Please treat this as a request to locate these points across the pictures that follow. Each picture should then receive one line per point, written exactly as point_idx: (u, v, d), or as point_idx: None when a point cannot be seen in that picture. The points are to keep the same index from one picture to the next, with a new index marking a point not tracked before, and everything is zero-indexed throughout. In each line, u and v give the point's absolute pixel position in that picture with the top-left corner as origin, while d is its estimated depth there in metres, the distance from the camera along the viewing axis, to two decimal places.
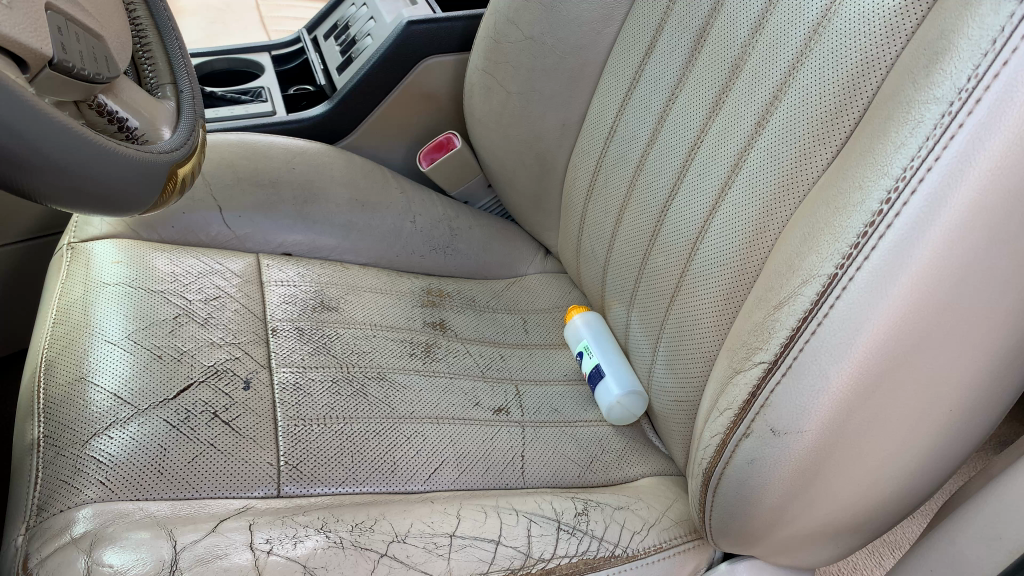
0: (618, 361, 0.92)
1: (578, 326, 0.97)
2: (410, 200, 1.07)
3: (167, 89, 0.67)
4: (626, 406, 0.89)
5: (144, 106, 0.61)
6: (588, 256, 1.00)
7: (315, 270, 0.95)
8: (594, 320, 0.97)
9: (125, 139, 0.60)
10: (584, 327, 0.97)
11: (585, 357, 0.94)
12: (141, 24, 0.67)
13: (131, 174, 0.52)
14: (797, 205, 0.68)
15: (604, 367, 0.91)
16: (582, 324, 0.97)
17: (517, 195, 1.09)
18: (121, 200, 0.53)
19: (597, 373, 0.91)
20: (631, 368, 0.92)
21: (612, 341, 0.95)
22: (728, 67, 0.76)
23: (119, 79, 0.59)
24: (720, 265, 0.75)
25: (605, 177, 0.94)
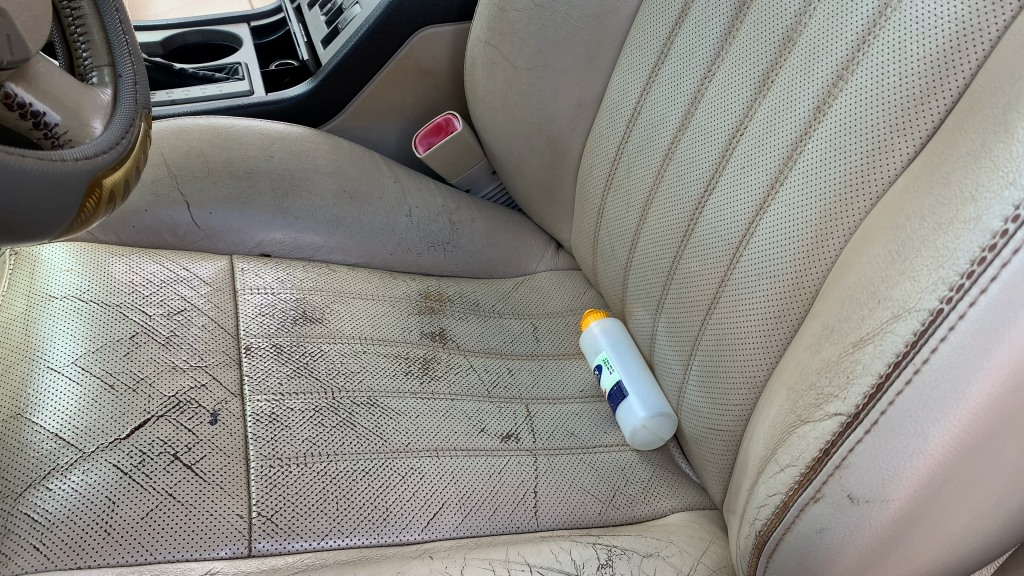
0: (642, 377, 0.81)
1: (593, 336, 0.86)
2: (405, 189, 0.95)
3: (103, 72, 0.55)
4: (652, 430, 0.78)
5: (68, 95, 0.49)
6: (607, 254, 0.88)
7: (297, 274, 0.83)
8: (612, 328, 0.86)
9: (43, 139, 0.48)
10: (600, 338, 0.85)
11: (603, 373, 0.83)
12: None
13: (39, 190, 0.40)
14: (868, 211, 0.56)
15: (624, 386, 0.80)
16: (599, 333, 0.86)
17: (526, 183, 0.98)
18: (32, 225, 0.41)
19: (616, 392, 0.80)
20: (655, 385, 0.81)
21: (632, 354, 0.84)
22: (778, 40, 0.64)
23: (32, 63, 0.47)
24: (771, 276, 0.63)
25: (627, 166, 0.82)
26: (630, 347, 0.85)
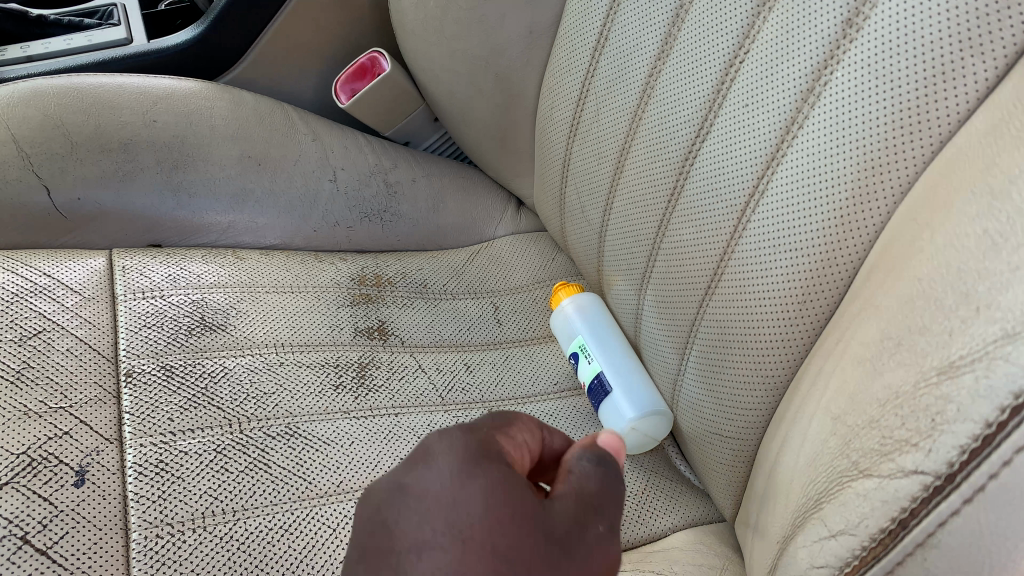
0: (628, 367, 0.67)
1: (566, 316, 0.71)
2: (328, 148, 0.78)
3: None
4: (643, 432, 0.64)
5: None
6: (578, 215, 0.73)
7: (196, 267, 0.67)
8: (587, 307, 0.71)
9: None
10: (575, 318, 0.71)
11: (581, 362, 0.68)
12: None
13: None
14: (926, 162, 0.41)
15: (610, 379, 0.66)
16: (574, 313, 0.71)
17: (475, 131, 0.81)
18: None
19: (599, 387, 0.66)
20: (644, 376, 0.67)
21: (615, 338, 0.69)
22: None
23: None
24: (790, 251, 0.48)
25: (595, 106, 0.66)
26: (611, 330, 0.70)
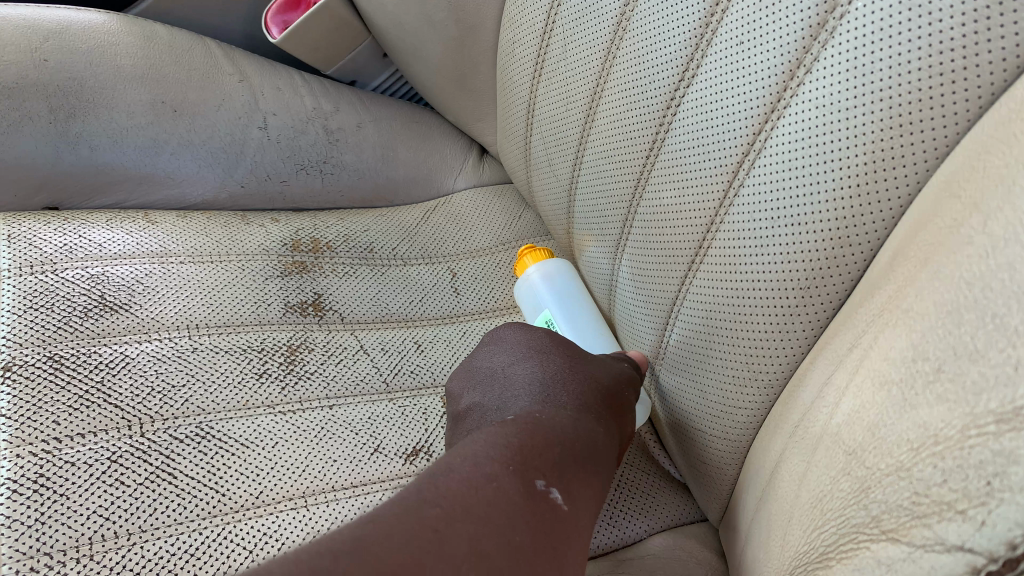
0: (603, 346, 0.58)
1: (531, 284, 0.62)
2: (257, 91, 0.68)
3: None
4: None
5: None
6: (544, 167, 0.64)
7: (100, 228, 0.59)
8: (555, 275, 0.62)
9: None
10: (542, 287, 0.62)
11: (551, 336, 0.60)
12: None
13: None
14: (968, 120, 0.32)
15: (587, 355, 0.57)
16: (541, 282, 0.62)
17: (429, 69, 0.71)
18: None
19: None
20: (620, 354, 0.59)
21: (586, 309, 0.61)
22: None
23: None
24: (794, 225, 0.39)
25: (562, 41, 0.56)
26: (582, 302, 0.62)
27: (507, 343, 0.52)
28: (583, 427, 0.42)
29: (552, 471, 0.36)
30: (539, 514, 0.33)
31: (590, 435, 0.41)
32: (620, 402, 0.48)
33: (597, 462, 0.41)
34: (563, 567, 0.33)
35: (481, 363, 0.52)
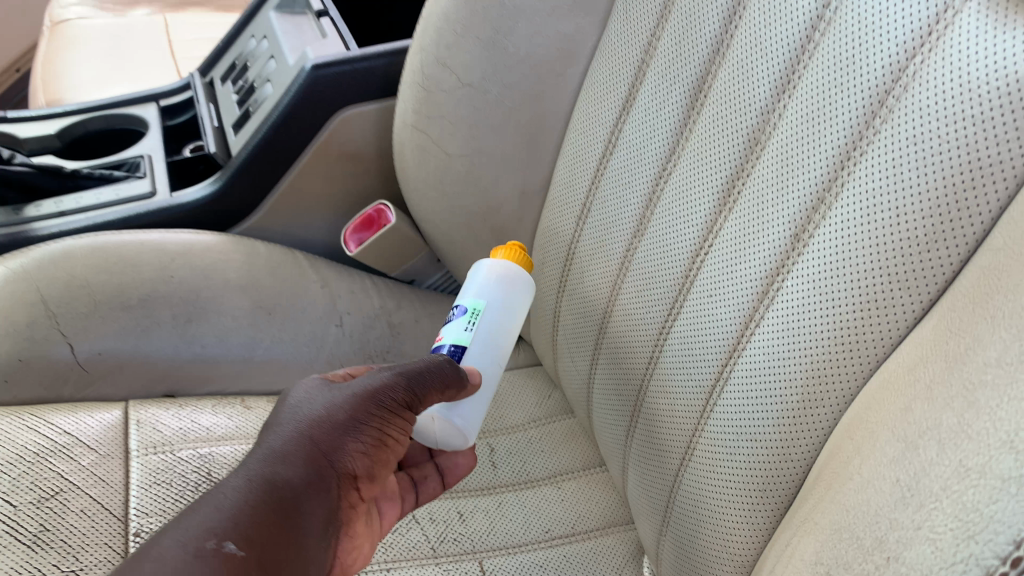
0: (494, 366, 0.64)
1: (498, 271, 0.67)
2: (335, 293, 0.84)
3: None
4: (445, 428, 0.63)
5: None
6: (568, 362, 0.77)
7: (206, 417, 0.72)
8: (503, 274, 0.66)
9: None
10: (514, 308, 0.66)
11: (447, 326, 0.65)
12: None
13: None
14: (867, 370, 0.45)
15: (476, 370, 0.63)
16: (493, 268, 0.67)
17: (474, 275, 0.86)
18: None
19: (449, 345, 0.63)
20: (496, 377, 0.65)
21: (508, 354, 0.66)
22: (742, 140, 0.53)
23: None
24: (751, 441, 0.51)
25: (580, 270, 0.71)
26: (511, 327, 0.66)
27: (294, 417, 0.55)
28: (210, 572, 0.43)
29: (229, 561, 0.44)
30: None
31: (308, 471, 0.52)
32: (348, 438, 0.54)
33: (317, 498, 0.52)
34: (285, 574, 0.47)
35: (287, 415, 0.55)
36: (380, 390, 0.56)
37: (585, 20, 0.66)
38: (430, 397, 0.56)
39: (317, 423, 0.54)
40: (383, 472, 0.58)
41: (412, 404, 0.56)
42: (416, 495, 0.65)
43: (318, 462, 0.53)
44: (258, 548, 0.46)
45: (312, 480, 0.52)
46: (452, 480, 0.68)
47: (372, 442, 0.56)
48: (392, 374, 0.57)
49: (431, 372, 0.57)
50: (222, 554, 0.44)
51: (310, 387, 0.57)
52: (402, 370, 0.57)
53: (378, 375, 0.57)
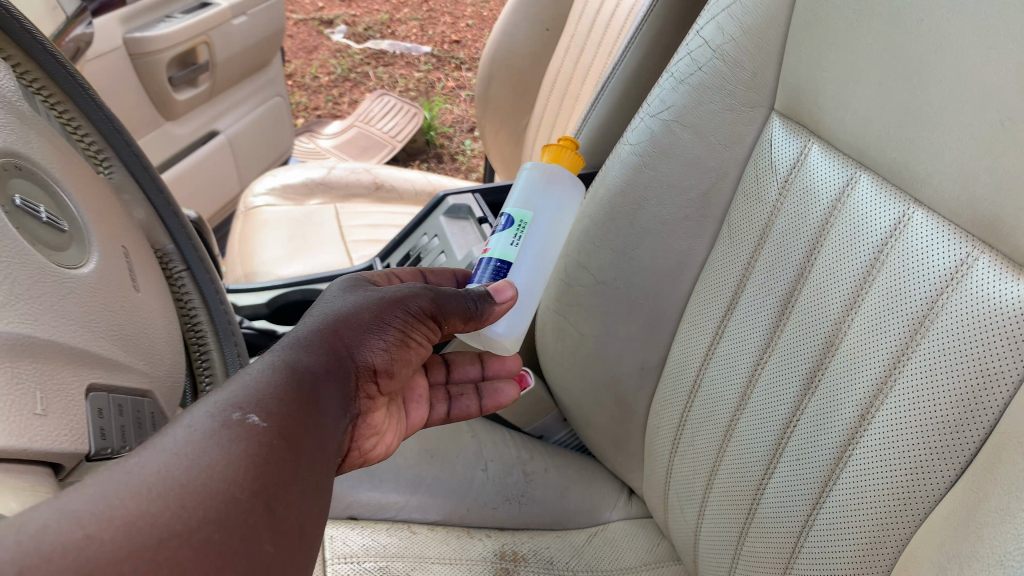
0: (551, 214, 0.87)
1: (543, 173, 0.88)
2: (482, 443, 1.03)
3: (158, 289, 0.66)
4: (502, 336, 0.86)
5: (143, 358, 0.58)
6: (676, 512, 0.92)
7: (382, 536, 0.90)
8: (546, 174, 0.88)
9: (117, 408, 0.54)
10: (557, 197, 0.89)
11: (496, 239, 0.84)
12: (184, 296, 0.82)
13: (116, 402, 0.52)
14: (917, 520, 0.60)
15: (527, 287, 0.86)
16: (538, 171, 0.88)
17: (596, 434, 1.04)
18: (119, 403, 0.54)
19: (503, 263, 0.83)
20: (551, 248, 0.88)
21: (551, 247, 0.89)
22: (820, 340, 0.70)
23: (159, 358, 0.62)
24: (833, 573, 0.67)
25: (691, 434, 0.87)
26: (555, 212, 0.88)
27: (353, 333, 0.68)
28: (235, 437, 0.50)
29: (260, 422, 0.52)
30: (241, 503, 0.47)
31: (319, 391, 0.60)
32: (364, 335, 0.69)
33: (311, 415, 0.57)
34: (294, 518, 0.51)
35: (312, 324, 0.68)
36: (404, 301, 0.73)
37: (697, 241, 0.85)
38: (453, 321, 0.74)
39: (364, 305, 0.71)
40: (403, 370, 0.73)
41: (434, 314, 0.73)
42: (449, 407, 0.88)
43: (341, 352, 0.66)
44: (277, 420, 0.53)
45: (330, 361, 0.64)
46: (491, 403, 0.90)
47: (393, 341, 0.71)
48: (426, 292, 0.74)
49: (455, 301, 0.74)
50: (240, 425, 0.51)
51: (363, 292, 0.75)
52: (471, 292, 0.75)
53: (410, 291, 0.74)
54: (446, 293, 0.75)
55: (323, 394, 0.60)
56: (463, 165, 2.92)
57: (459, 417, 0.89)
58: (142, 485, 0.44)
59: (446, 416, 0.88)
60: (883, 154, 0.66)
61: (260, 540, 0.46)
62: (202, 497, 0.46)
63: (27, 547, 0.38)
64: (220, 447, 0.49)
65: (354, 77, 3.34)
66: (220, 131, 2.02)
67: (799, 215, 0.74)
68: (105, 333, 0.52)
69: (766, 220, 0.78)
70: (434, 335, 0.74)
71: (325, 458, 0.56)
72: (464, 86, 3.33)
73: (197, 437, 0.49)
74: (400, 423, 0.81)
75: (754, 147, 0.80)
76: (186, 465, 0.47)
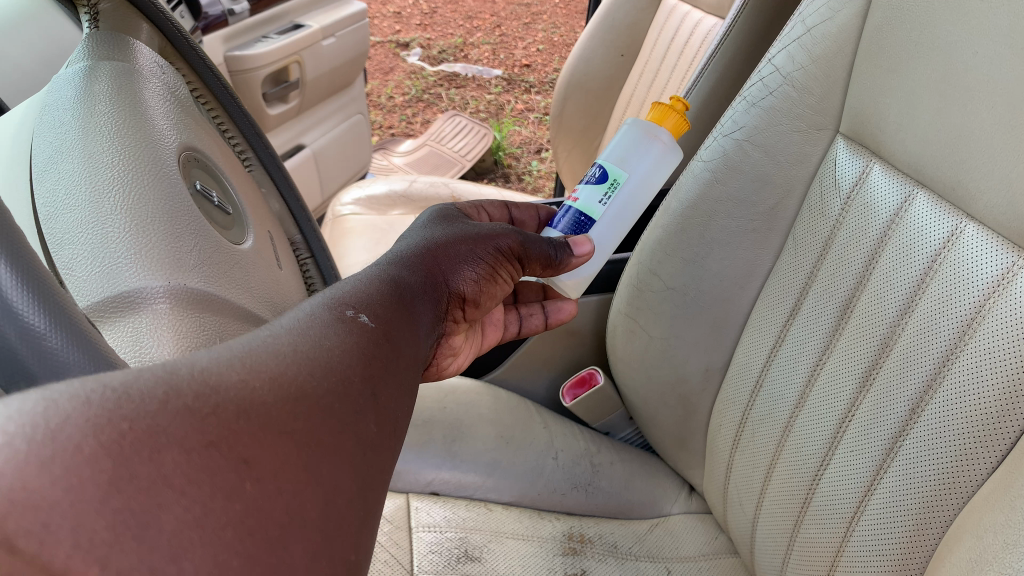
0: (636, 177, 0.91)
1: (643, 130, 0.91)
2: (552, 433, 1.10)
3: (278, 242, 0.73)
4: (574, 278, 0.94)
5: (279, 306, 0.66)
6: (735, 505, 0.99)
7: (461, 511, 0.99)
8: (641, 129, 0.92)
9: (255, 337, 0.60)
10: (651, 157, 0.92)
11: (586, 191, 0.91)
12: (309, 273, 0.89)
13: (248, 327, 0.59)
14: (959, 505, 0.66)
15: (603, 240, 0.92)
16: (636, 126, 0.92)
17: (660, 431, 1.11)
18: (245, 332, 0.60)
19: (584, 215, 0.90)
20: (634, 206, 0.93)
21: (639, 206, 0.93)
22: (876, 343, 0.77)
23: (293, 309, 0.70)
24: (883, 553, 0.73)
25: (751, 432, 0.94)
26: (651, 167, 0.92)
27: (452, 260, 0.76)
28: (349, 329, 0.55)
29: (366, 319, 0.57)
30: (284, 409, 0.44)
31: (416, 301, 0.66)
32: (456, 262, 0.76)
33: (409, 317, 0.63)
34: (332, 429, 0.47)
35: (414, 245, 0.75)
36: (487, 238, 0.80)
37: (763, 251, 0.92)
38: (534, 265, 0.84)
39: (459, 237, 0.79)
40: (487, 301, 0.82)
41: (519, 254, 0.82)
42: (519, 325, 0.98)
43: (436, 275, 0.73)
44: (381, 322, 0.58)
45: (427, 282, 0.71)
46: (556, 320, 1.00)
47: (484, 274, 0.78)
48: (513, 234, 0.82)
49: (539, 246, 0.83)
50: (351, 321, 0.56)
51: (455, 225, 0.82)
52: (551, 244, 0.84)
53: (495, 232, 0.81)
54: (530, 236, 0.83)
55: (418, 311, 0.65)
56: (529, 185, 3.01)
57: (525, 331, 0.99)
58: (272, 350, 0.48)
59: (516, 331, 0.98)
60: (939, 172, 0.73)
61: (366, 418, 0.50)
62: (324, 369, 0.50)
63: (185, 379, 0.41)
64: (337, 335, 0.53)
65: (426, 98, 3.47)
66: (306, 144, 2.14)
67: (859, 229, 0.81)
68: (262, 303, 0.63)
69: (829, 233, 0.85)
70: (516, 272, 0.83)
71: (416, 363, 0.61)
72: (531, 109, 3.44)
73: (315, 324, 0.54)
74: (474, 338, 0.91)
75: (820, 166, 0.87)
76: (308, 342, 0.51)
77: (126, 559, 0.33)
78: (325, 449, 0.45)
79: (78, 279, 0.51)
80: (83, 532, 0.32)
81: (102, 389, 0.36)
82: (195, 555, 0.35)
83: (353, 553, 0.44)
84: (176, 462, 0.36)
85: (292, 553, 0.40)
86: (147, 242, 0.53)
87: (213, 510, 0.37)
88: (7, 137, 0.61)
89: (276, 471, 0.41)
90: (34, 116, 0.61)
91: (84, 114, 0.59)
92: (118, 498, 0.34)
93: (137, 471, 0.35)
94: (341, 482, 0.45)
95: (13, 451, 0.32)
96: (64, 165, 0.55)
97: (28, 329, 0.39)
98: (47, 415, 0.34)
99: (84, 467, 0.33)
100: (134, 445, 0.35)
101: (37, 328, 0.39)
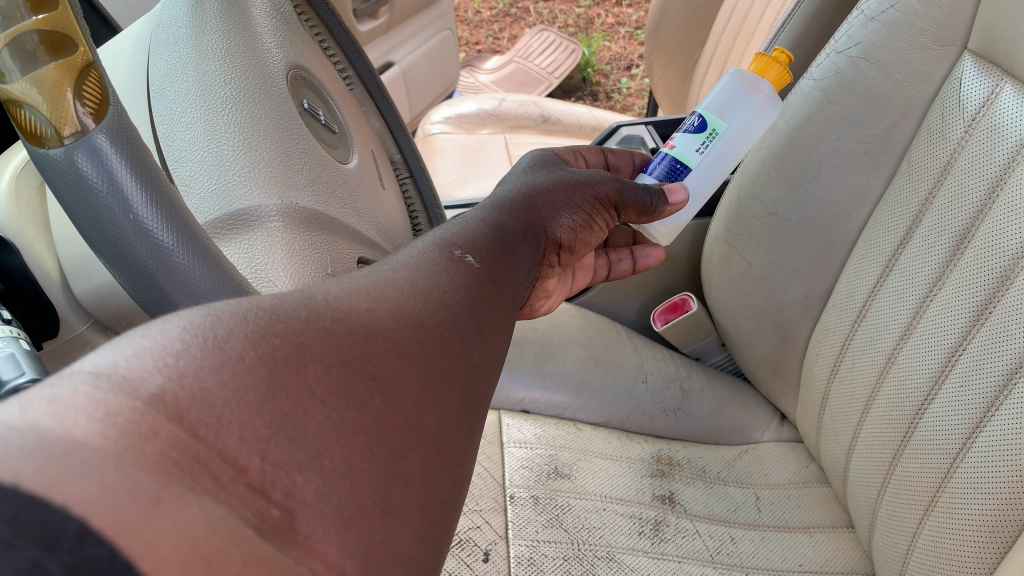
0: (734, 127, 0.88)
1: (745, 81, 0.88)
2: (643, 357, 1.10)
3: (377, 155, 0.74)
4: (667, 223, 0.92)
5: (388, 223, 0.68)
6: (829, 436, 0.98)
7: (551, 430, 1.00)
8: (741, 78, 0.88)
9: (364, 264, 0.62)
10: (751, 107, 0.88)
11: (684, 139, 0.88)
12: (410, 196, 0.90)
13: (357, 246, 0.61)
14: None
15: (698, 190, 0.89)
16: (737, 74, 0.88)
17: (754, 358, 1.10)
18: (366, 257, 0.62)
19: (679, 163, 0.88)
20: (731, 157, 0.90)
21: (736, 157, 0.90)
22: (997, 275, 0.73)
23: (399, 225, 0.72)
24: (988, 490, 0.71)
25: (851, 363, 0.92)
26: (751, 116, 0.89)
27: (554, 209, 0.76)
28: (456, 269, 0.56)
29: (475, 256, 0.58)
30: (411, 342, 0.47)
31: (516, 241, 0.67)
32: (557, 209, 0.76)
33: (510, 256, 0.63)
34: (453, 358, 0.49)
35: (511, 192, 0.75)
36: (592, 185, 0.79)
37: (874, 176, 0.88)
38: (628, 213, 0.82)
39: (558, 184, 0.78)
40: (582, 249, 0.81)
41: (616, 203, 0.81)
42: (609, 269, 0.97)
43: (535, 217, 0.73)
44: (486, 264, 0.59)
45: (528, 227, 0.71)
46: (643, 265, 0.97)
47: (583, 219, 0.77)
48: (611, 181, 0.81)
49: (637, 194, 0.82)
50: (459, 261, 0.57)
51: (554, 171, 0.82)
52: (649, 189, 0.83)
53: (590, 178, 0.81)
54: (628, 183, 0.82)
55: (518, 252, 0.66)
56: (618, 104, 2.93)
57: (614, 274, 0.98)
58: (390, 282, 0.51)
59: (605, 275, 0.98)
60: None
61: (472, 349, 0.51)
62: (435, 302, 0.51)
63: (321, 305, 0.44)
64: (446, 275, 0.54)
65: (513, 13, 3.38)
66: (394, 62, 2.11)
67: (981, 156, 0.76)
68: (367, 222, 0.64)
69: (949, 156, 0.80)
70: (611, 220, 0.82)
71: (517, 301, 0.61)
72: (622, 23, 3.32)
73: (424, 261, 0.55)
74: (565, 282, 0.91)
75: (942, 86, 0.81)
76: (420, 276, 0.53)
77: (282, 454, 0.35)
78: (437, 373, 0.47)
79: (195, 196, 0.53)
80: (247, 428, 0.34)
81: (256, 308, 0.40)
82: (334, 455, 0.37)
83: (458, 467, 0.46)
84: (319, 376, 0.39)
85: (410, 463, 0.42)
86: (260, 160, 0.55)
87: (348, 419, 0.39)
88: (124, 53, 0.62)
89: (399, 393, 0.44)
90: (150, 32, 0.62)
91: (197, 32, 0.59)
92: (273, 402, 0.36)
93: (288, 380, 0.38)
94: (452, 404, 0.47)
95: (191, 357, 0.35)
96: (181, 84, 0.57)
97: (157, 244, 0.41)
98: (215, 328, 0.37)
99: (246, 372, 0.36)
100: (283, 357, 0.38)
101: (165, 244, 0.41)
